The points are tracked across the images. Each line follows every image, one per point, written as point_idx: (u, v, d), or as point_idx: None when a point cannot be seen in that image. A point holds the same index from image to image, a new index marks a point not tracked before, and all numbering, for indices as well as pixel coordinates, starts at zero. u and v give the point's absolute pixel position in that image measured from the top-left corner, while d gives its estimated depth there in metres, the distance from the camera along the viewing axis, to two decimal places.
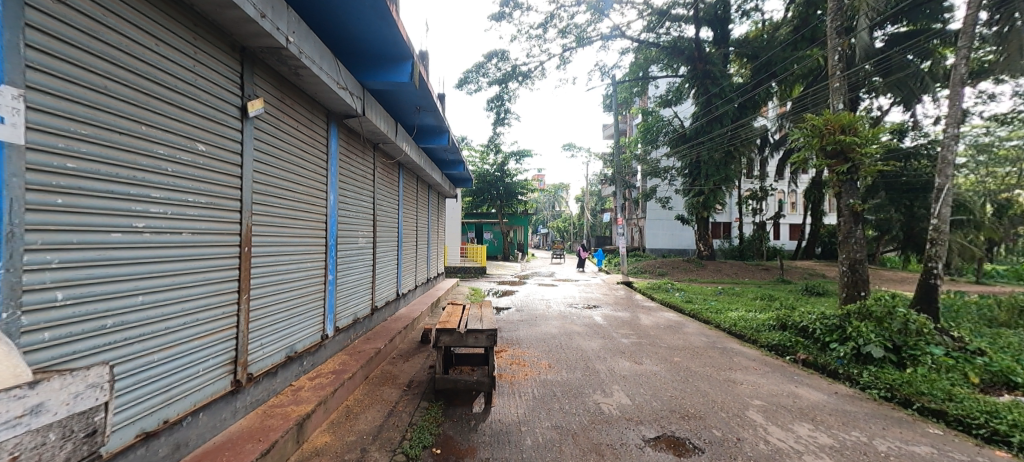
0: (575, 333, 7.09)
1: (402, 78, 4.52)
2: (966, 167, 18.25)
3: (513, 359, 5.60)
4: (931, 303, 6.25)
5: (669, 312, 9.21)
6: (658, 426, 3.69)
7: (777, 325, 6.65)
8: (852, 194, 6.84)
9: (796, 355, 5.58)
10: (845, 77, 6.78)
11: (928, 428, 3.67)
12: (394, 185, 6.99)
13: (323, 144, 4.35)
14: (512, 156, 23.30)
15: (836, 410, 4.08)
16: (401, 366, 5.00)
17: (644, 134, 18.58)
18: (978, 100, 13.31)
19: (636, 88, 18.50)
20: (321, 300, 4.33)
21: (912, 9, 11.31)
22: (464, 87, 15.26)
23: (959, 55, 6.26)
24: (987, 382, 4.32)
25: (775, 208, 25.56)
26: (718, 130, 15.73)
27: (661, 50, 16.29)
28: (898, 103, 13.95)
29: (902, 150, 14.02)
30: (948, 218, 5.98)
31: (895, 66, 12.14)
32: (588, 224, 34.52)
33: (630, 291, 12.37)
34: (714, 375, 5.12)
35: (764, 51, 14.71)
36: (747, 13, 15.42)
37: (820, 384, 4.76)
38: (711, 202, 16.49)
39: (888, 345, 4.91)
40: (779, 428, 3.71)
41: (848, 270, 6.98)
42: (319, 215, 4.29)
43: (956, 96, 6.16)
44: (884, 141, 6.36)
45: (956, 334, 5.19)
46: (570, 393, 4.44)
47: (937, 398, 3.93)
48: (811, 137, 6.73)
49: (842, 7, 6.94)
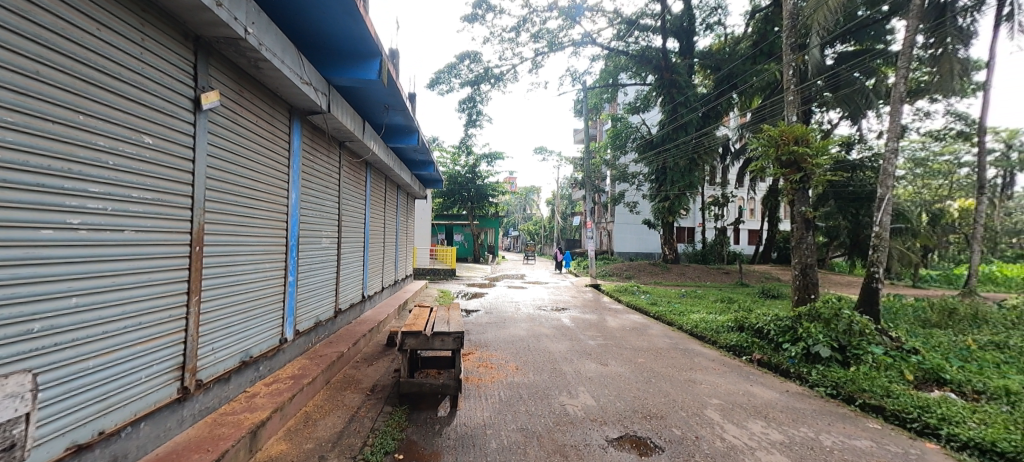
0: (543, 335, 7.15)
1: (370, 75, 4.44)
2: (905, 179, 19.61)
3: (480, 362, 5.57)
4: (873, 305, 6.66)
5: (635, 314, 9.44)
6: (621, 427, 3.76)
7: (735, 326, 6.94)
8: (804, 202, 7.22)
9: (751, 355, 5.84)
10: (799, 91, 7.19)
11: (867, 422, 3.92)
12: (362, 185, 6.85)
13: (284, 140, 4.20)
14: (483, 158, 23.26)
15: (787, 407, 4.28)
16: (365, 370, 4.89)
17: (614, 139, 18.78)
18: (916, 117, 14.40)
19: (606, 95, 18.86)
20: (280, 302, 4.17)
21: (859, 30, 12.11)
22: (436, 87, 15.17)
23: (899, 75, 6.73)
24: (919, 379, 4.60)
25: (735, 214, 26.70)
26: (683, 137, 16.28)
27: (630, 58, 16.73)
28: (847, 117, 14.83)
29: (849, 161, 14.92)
30: (888, 226, 6.42)
31: (843, 81, 12.91)
32: (559, 226, 34.78)
33: (598, 293, 12.59)
34: (676, 376, 5.28)
35: (726, 63, 15.35)
36: (711, 26, 16.02)
37: (774, 383, 4.99)
38: (676, 207, 16.90)
39: (834, 345, 5.20)
40: (735, 426, 3.86)
41: (800, 274, 7.36)
42: (279, 214, 4.13)
43: (896, 113, 6.62)
44: (833, 152, 6.76)
45: (894, 334, 5.55)
46: (538, 395, 4.48)
47: (877, 394, 4.20)
48: (768, 147, 7.10)
49: (797, 24, 7.29)
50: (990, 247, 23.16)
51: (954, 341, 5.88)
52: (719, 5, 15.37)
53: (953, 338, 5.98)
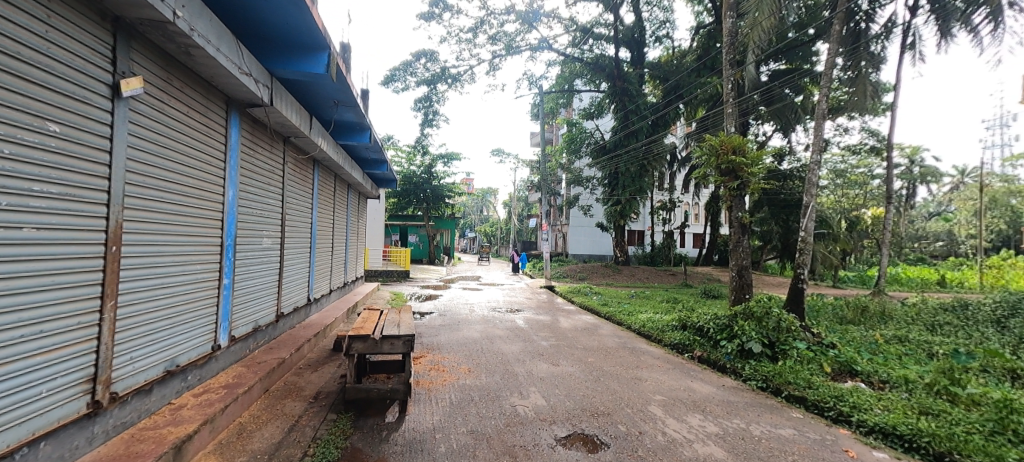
0: (496, 337, 7.16)
1: (317, 69, 4.27)
2: (828, 188, 21.19)
3: (432, 365, 5.48)
4: (798, 304, 7.24)
5: (587, 314, 9.70)
6: (570, 425, 3.84)
7: (679, 325, 7.30)
8: (740, 208, 7.74)
9: (693, 353, 6.19)
10: (737, 104, 7.70)
11: (791, 412, 4.25)
12: (309, 183, 6.55)
13: (220, 134, 3.93)
14: (440, 158, 23.00)
15: (723, 400, 4.56)
16: (308, 376, 4.67)
17: (569, 144, 18.96)
18: (837, 132, 15.86)
19: (562, 100, 19.26)
20: (213, 306, 3.90)
21: (789, 50, 13.16)
22: (390, 84, 14.83)
23: (821, 93, 7.39)
24: (836, 371, 5.05)
25: (682, 218, 28.09)
26: (634, 144, 16.94)
27: (585, 65, 17.20)
28: (779, 130, 16.05)
29: (781, 170, 16.12)
30: (812, 231, 7.03)
31: (775, 97, 13.99)
32: (515, 228, 35.02)
33: (552, 295, 12.82)
34: (623, 374, 5.47)
35: (673, 75, 16.16)
36: (660, 39, 16.80)
37: (711, 378, 5.31)
38: (628, 210, 17.55)
39: (765, 341, 5.61)
40: (675, 420, 4.06)
41: (736, 275, 7.87)
42: (213, 212, 3.86)
43: (819, 128, 7.25)
44: (767, 163, 7.28)
45: (816, 331, 6.05)
46: (489, 396, 4.48)
47: (800, 386, 4.57)
48: (709, 156, 7.59)
49: (736, 42, 7.80)
50: (895, 250, 25.98)
51: (865, 335, 6.52)
52: (667, 19, 16.16)
53: (865, 333, 6.63)
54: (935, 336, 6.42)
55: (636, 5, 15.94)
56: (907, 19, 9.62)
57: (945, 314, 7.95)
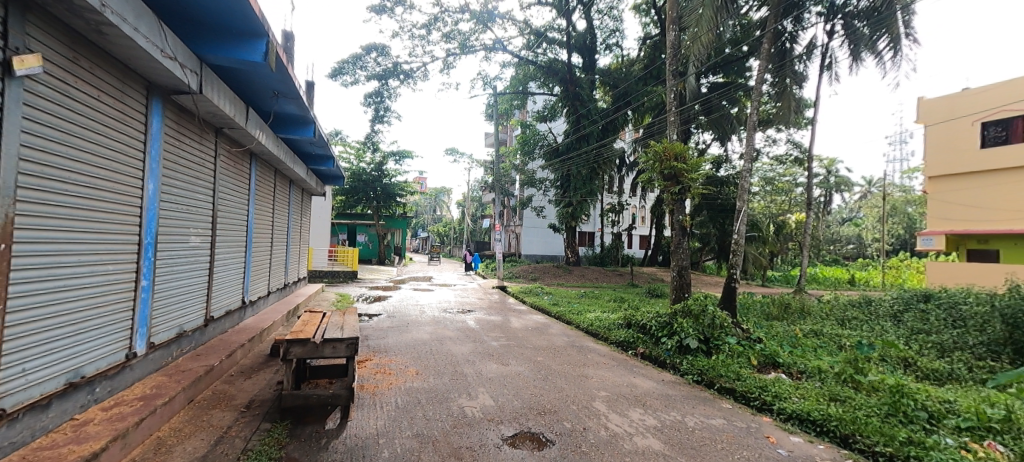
0: (446, 338, 7.08)
1: (254, 57, 4.02)
2: (759, 194, 22.98)
3: (378, 368, 5.31)
4: (731, 302, 7.76)
5: (538, 314, 9.84)
6: (517, 425, 3.86)
7: (624, 323, 7.60)
8: (681, 212, 8.19)
9: (636, 350, 6.48)
10: (678, 113, 8.14)
11: (722, 403, 4.55)
12: (245, 178, 6.15)
13: (138, 121, 3.59)
14: (391, 156, 22.41)
15: (662, 395, 4.79)
16: (240, 384, 4.37)
17: (522, 145, 19.26)
18: (767, 143, 17.18)
19: (516, 101, 19.42)
20: (129, 310, 3.55)
21: (726, 64, 14.11)
22: (338, 78, 14.26)
23: (752, 107, 7.98)
24: (762, 363, 5.46)
25: (629, 220, 29.26)
26: (585, 147, 17.45)
27: (538, 69, 17.47)
28: (717, 139, 17.13)
29: (719, 177, 17.22)
30: (743, 234, 7.60)
31: (714, 107, 14.93)
32: (469, 228, 34.86)
33: (504, 295, 12.87)
34: (570, 372, 5.60)
35: (622, 82, 16.81)
36: (610, 47, 17.40)
37: (652, 374, 5.58)
38: (579, 212, 18.00)
39: (700, 337, 5.97)
40: (618, 415, 4.21)
41: (677, 275, 8.31)
42: (130, 207, 3.52)
43: (750, 138, 7.84)
44: (705, 170, 7.72)
45: (745, 327, 6.51)
46: (436, 399, 4.42)
47: (730, 378, 4.91)
48: (653, 162, 7.98)
49: (678, 54, 8.24)
50: (814, 252, 28.58)
51: (787, 330, 7.11)
52: (617, 28, 16.79)
53: (787, 328, 7.23)
54: (845, 330, 7.13)
55: (588, 13, 16.41)
56: (825, 42, 10.61)
57: (853, 309, 8.86)
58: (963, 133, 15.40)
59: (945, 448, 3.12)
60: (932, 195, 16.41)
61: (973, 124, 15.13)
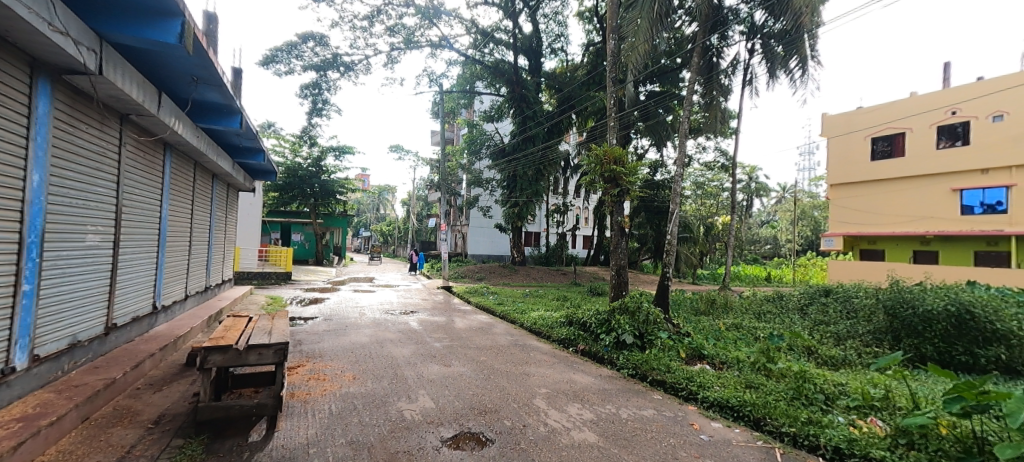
0: (387, 340, 6.87)
1: (168, 40, 3.66)
2: (691, 198, 24.57)
3: (311, 374, 5.03)
4: (664, 299, 8.22)
5: (483, 314, 9.83)
6: (457, 425, 3.84)
7: (566, 321, 7.80)
8: (620, 213, 8.56)
9: (577, 347, 6.70)
10: (617, 118, 8.49)
11: (654, 395, 4.81)
12: (157, 170, 5.57)
13: (20, 103, 3.13)
14: (330, 151, 21.37)
15: (599, 389, 4.97)
16: (148, 398, 3.95)
17: (469, 145, 19.21)
18: (698, 150, 18.40)
19: (463, 100, 19.28)
20: (6, 319, 3.09)
21: (662, 74, 14.95)
22: (271, 66, 13.38)
23: (683, 115, 8.52)
24: (690, 355, 5.83)
25: (573, 221, 30.11)
26: (531, 148, 17.69)
27: (484, 68, 17.49)
28: (654, 146, 18.09)
29: (655, 181, 18.18)
30: (675, 235, 8.09)
31: (650, 114, 15.74)
32: (414, 228, 34.11)
33: (448, 295, 12.73)
34: (512, 371, 5.64)
35: (567, 86, 17.26)
36: (556, 51, 17.81)
37: (591, 370, 5.79)
38: (524, 213, 18.21)
39: (636, 333, 6.26)
40: (556, 411, 4.31)
41: (615, 274, 8.66)
42: (8, 202, 3.06)
43: (681, 146, 8.36)
44: (643, 174, 8.11)
45: (676, 322, 6.93)
46: (374, 403, 4.27)
47: (661, 371, 5.21)
48: (594, 165, 8.28)
49: (618, 62, 8.60)
50: (737, 251, 31.05)
51: (713, 324, 7.67)
52: (562, 33, 17.21)
53: (713, 322, 7.80)
54: (761, 322, 7.83)
55: (534, 16, 16.65)
56: (747, 60, 11.55)
57: (768, 304, 9.75)
58: (856, 145, 17.52)
59: (837, 426, 3.52)
60: (832, 201, 18.45)
61: (865, 138, 17.29)
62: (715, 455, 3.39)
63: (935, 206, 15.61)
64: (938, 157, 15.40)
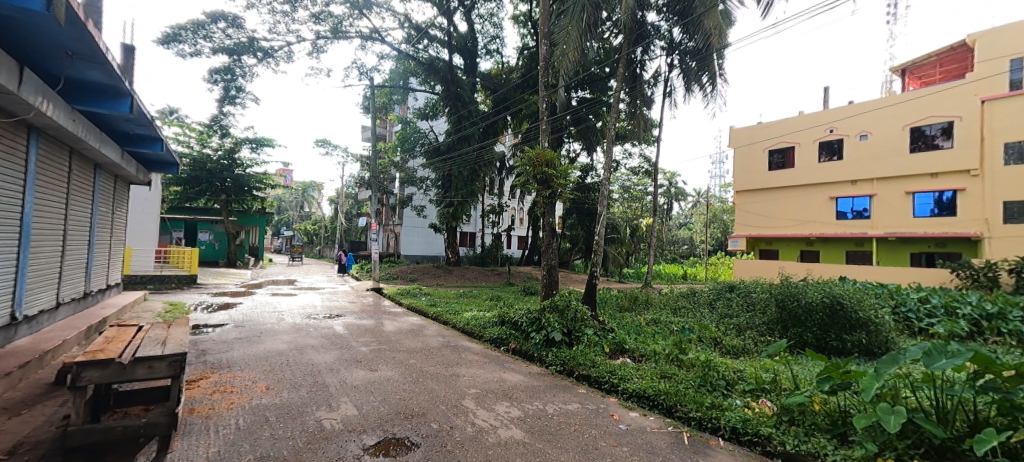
0: (307, 346, 6.45)
1: (34, 6, 3.14)
2: (618, 200, 25.96)
3: (217, 387, 4.56)
4: (592, 298, 8.59)
5: (414, 316, 9.61)
6: (381, 432, 3.70)
7: (498, 321, 7.87)
8: (551, 215, 8.81)
9: (509, 346, 6.80)
10: (549, 122, 8.72)
11: (579, 389, 5.02)
12: (19, 157, 4.75)
13: None
14: (246, 142, 19.66)
15: (527, 387, 5.07)
16: (0, 426, 3.33)
17: (402, 142, 18.73)
18: (626, 155, 19.51)
19: (395, 96, 18.73)
20: None
21: (593, 82, 15.68)
22: (173, 46, 12.02)
23: (610, 122, 8.97)
24: (613, 350, 6.14)
25: (509, 221, 30.50)
26: (466, 147, 17.51)
27: (418, 64, 17.19)
28: (586, 150, 18.86)
29: (586, 184, 18.96)
30: (602, 236, 8.49)
31: (581, 119, 16.38)
32: (343, 227, 32.43)
33: (378, 297, 12.26)
34: (442, 372, 5.57)
35: (501, 88, 17.47)
36: (491, 52, 17.93)
37: (520, 368, 5.90)
38: (459, 213, 18.06)
39: (564, 330, 6.47)
40: (485, 410, 4.33)
41: (547, 273, 8.91)
42: None
43: (608, 152, 8.80)
44: (572, 177, 8.42)
45: (601, 319, 7.27)
46: (290, 414, 3.98)
47: (587, 366, 5.44)
48: (527, 167, 8.45)
49: (549, 67, 8.86)
50: (659, 251, 33.36)
51: (635, 319, 8.16)
52: (497, 35, 17.34)
53: (636, 318, 8.29)
54: (676, 317, 8.47)
55: (469, 16, 16.65)
56: (666, 73, 12.46)
57: (683, 299, 10.59)
58: (757, 156, 19.64)
59: (734, 407, 3.92)
60: (738, 205, 20.50)
61: (764, 150, 19.43)
62: (631, 442, 3.60)
63: (818, 212, 17.90)
64: (821, 169, 17.70)
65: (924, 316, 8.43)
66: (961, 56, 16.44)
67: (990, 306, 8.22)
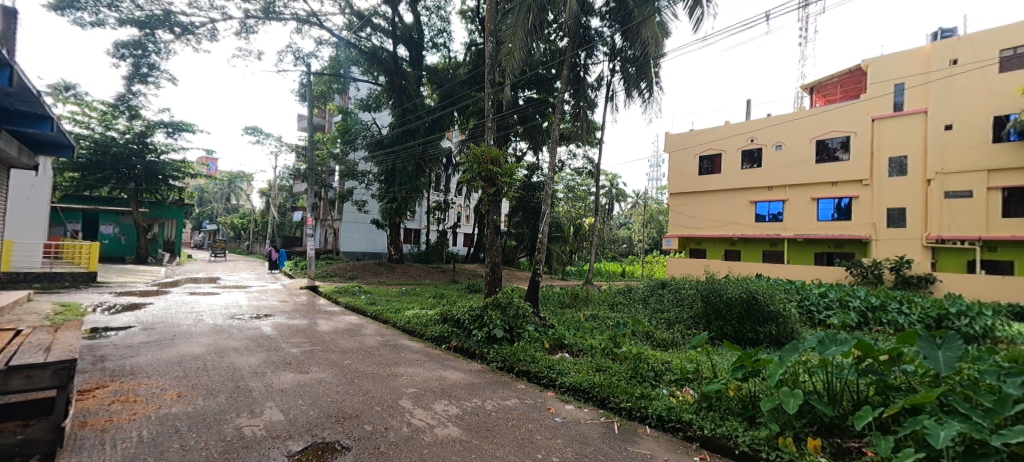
0: (229, 349, 5.97)
1: None
2: (563, 200, 26.60)
3: (117, 397, 4.09)
4: (534, 295, 8.73)
5: (352, 315, 9.22)
6: (309, 437, 3.51)
7: (440, 318, 7.76)
8: (495, 212, 8.83)
9: (450, 344, 6.74)
10: (495, 119, 8.73)
11: (518, 385, 5.10)
12: None
13: None
14: (162, 126, 17.83)
15: (467, 384, 5.06)
16: None
17: (342, 134, 17.95)
18: (570, 156, 20.05)
19: (335, 85, 17.89)
20: None
21: (539, 82, 15.96)
22: (68, 12, 10.60)
23: (555, 122, 9.13)
24: (553, 345, 6.27)
25: (454, 219, 30.23)
26: (410, 142, 17.12)
27: (360, 53, 16.58)
28: (532, 149, 19.13)
29: (532, 183, 19.22)
30: (545, 234, 8.63)
31: (528, 119, 16.59)
32: (275, 222, 30.42)
33: (314, 296, 11.64)
34: (379, 373, 5.40)
35: (448, 83, 17.28)
36: (437, 46, 17.61)
37: (461, 365, 5.87)
38: (403, 209, 17.52)
39: (505, 327, 6.51)
40: (422, 409, 4.25)
41: (490, 271, 8.94)
42: None
43: (552, 151, 8.97)
44: (517, 175, 8.48)
45: (542, 315, 7.40)
46: (205, 423, 3.66)
47: (527, 361, 5.52)
48: (472, 164, 8.38)
49: (494, 63, 8.87)
50: (600, 249, 34.69)
51: (575, 315, 8.40)
52: (444, 29, 17.07)
53: (576, 314, 8.54)
54: (613, 312, 8.84)
55: (415, 8, 16.29)
56: (609, 78, 12.95)
57: (620, 295, 11.08)
58: (689, 161, 20.98)
59: (661, 396, 4.16)
60: (672, 207, 21.78)
61: (695, 155, 20.80)
62: (565, 434, 3.71)
63: (740, 215, 19.46)
64: (744, 175, 19.24)
65: (823, 308, 9.47)
66: (857, 79, 18.63)
67: (875, 299, 9.45)
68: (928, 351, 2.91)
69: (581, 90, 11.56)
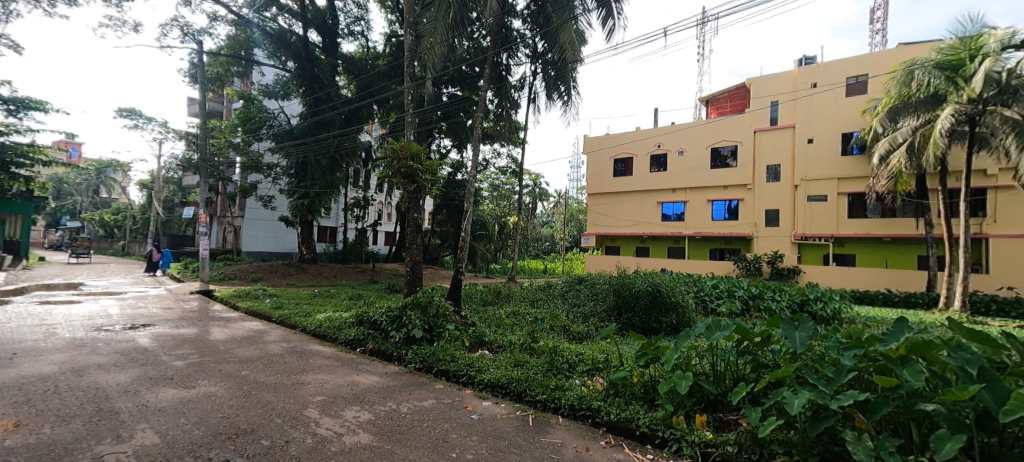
0: (92, 365, 5.11)
1: None
2: (488, 198, 26.71)
3: None
4: (456, 293, 8.64)
5: (254, 321, 8.40)
6: (190, 459, 3.12)
7: (355, 321, 7.37)
8: (416, 210, 8.58)
9: (366, 347, 6.44)
10: (415, 114, 8.47)
11: (436, 384, 5.01)
12: None
13: None
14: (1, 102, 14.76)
15: (381, 388, 4.85)
16: None
17: (244, 122, 16.22)
18: (494, 156, 20.18)
19: (235, 68, 16.17)
20: None
21: (462, 79, 15.82)
22: None
23: (478, 121, 9.09)
24: (472, 343, 6.25)
25: (374, 216, 28.93)
26: (324, 134, 16.00)
27: (265, 36, 15.21)
28: (455, 147, 18.93)
29: (456, 180, 19.02)
30: (466, 232, 8.57)
31: (451, 116, 16.40)
32: (159, 218, 26.69)
33: (207, 301, 10.41)
34: (282, 382, 4.97)
35: (365, 73, 16.46)
36: (354, 34, 16.71)
37: (376, 368, 5.63)
38: (316, 206, 16.31)
39: (425, 327, 6.35)
40: (330, 417, 3.99)
41: (409, 270, 8.68)
42: None
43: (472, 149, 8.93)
44: (438, 172, 8.31)
45: (463, 314, 7.35)
46: (51, 455, 3.07)
47: (446, 361, 5.44)
48: (390, 160, 8.02)
49: (412, 56, 8.61)
50: (523, 248, 35.48)
51: (497, 313, 8.46)
52: (361, 17, 16.23)
53: (498, 311, 8.60)
54: (533, 308, 9.06)
55: None
56: (530, 79, 13.24)
57: (540, 292, 11.40)
58: (605, 164, 22.26)
59: (572, 387, 4.34)
60: (590, 207, 22.92)
61: (610, 158, 22.13)
62: (481, 431, 3.72)
63: (649, 214, 21.09)
64: (653, 177, 20.89)
65: (715, 298, 10.59)
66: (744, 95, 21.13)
67: (755, 288, 10.82)
68: (789, 332, 3.38)
69: (503, 89, 11.67)
